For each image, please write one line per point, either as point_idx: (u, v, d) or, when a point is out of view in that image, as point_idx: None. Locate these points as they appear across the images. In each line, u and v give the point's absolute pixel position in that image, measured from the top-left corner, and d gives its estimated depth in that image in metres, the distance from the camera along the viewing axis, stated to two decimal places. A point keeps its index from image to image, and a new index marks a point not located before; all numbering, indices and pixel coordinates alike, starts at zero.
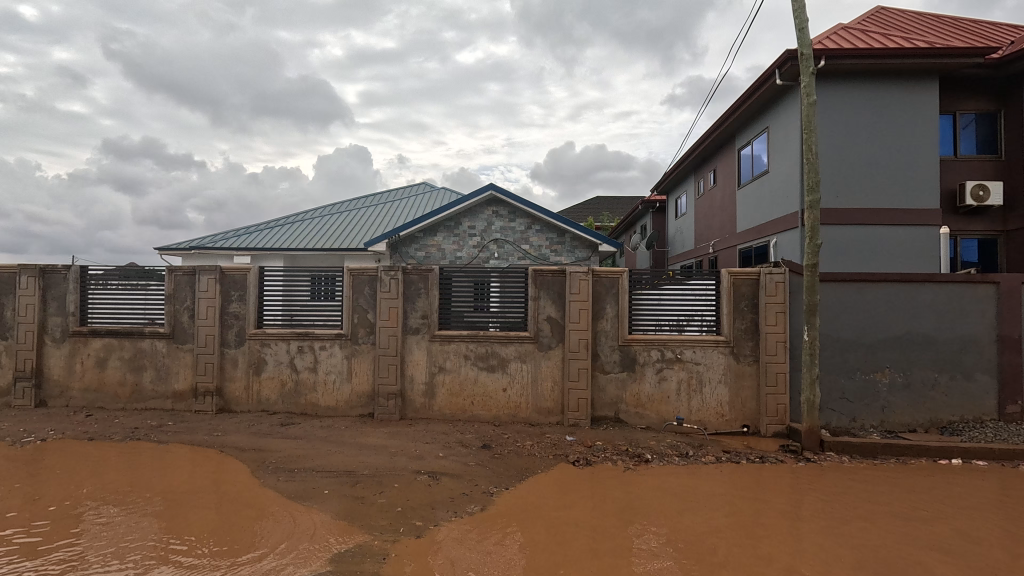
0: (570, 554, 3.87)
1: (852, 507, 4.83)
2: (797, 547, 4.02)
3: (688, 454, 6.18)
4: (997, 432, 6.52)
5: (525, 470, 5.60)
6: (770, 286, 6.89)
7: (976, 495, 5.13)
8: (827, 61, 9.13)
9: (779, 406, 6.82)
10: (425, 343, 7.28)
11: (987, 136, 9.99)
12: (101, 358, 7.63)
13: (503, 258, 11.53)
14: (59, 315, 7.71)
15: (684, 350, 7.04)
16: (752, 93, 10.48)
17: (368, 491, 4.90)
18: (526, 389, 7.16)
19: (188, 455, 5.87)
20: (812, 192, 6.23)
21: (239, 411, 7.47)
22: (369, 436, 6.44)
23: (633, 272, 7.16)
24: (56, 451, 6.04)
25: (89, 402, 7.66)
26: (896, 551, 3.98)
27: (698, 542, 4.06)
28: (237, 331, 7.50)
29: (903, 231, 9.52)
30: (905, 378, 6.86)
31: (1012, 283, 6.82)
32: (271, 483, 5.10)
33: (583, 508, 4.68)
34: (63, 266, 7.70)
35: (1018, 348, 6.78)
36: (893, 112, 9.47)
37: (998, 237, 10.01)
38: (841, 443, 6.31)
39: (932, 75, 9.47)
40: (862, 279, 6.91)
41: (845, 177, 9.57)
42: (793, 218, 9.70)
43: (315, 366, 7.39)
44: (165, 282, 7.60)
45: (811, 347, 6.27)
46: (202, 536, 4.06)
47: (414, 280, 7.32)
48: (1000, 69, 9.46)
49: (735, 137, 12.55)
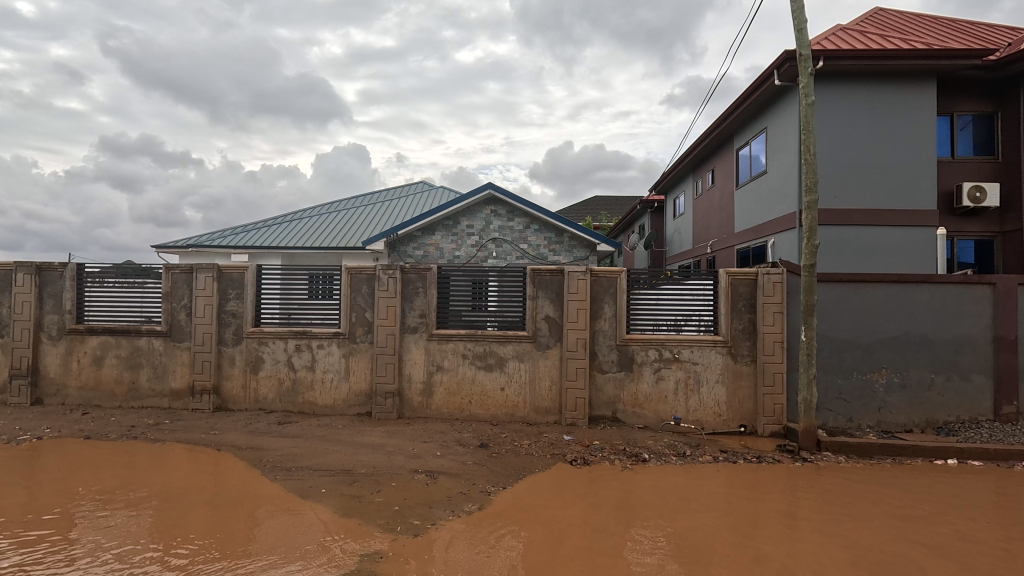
0: (568, 553, 3.87)
1: (848, 507, 4.83)
2: (793, 547, 4.02)
3: (686, 454, 6.19)
4: (993, 432, 6.55)
5: (523, 469, 5.60)
6: (768, 286, 6.91)
7: (972, 496, 5.14)
8: (826, 61, 9.15)
9: (776, 406, 6.84)
10: (423, 343, 7.28)
11: (984, 138, 10.03)
12: (98, 356, 7.61)
13: (501, 258, 11.52)
14: (55, 313, 7.68)
15: (682, 350, 7.05)
16: (751, 94, 10.49)
17: (366, 490, 4.91)
18: (524, 388, 7.16)
19: (186, 454, 5.86)
20: (811, 192, 6.24)
21: (236, 410, 7.46)
22: (367, 435, 6.42)
23: (631, 271, 7.17)
24: (53, 449, 6.03)
25: (85, 400, 7.64)
26: (892, 551, 4.00)
27: (696, 542, 4.07)
28: (235, 329, 7.48)
29: (900, 232, 9.54)
30: (902, 378, 6.88)
31: (1009, 284, 6.84)
32: (269, 482, 5.10)
33: (580, 508, 4.68)
34: (60, 263, 7.68)
35: (1014, 348, 6.81)
36: (892, 113, 9.49)
37: (994, 238, 10.06)
38: (838, 443, 6.33)
39: (930, 77, 9.50)
40: (860, 279, 6.92)
41: (843, 178, 9.59)
42: (790, 219, 9.72)
43: (313, 365, 7.38)
44: (162, 280, 7.58)
45: (809, 347, 6.28)
46: (200, 535, 4.06)
47: (412, 279, 7.32)
48: (998, 71, 9.49)
49: (734, 138, 12.57)
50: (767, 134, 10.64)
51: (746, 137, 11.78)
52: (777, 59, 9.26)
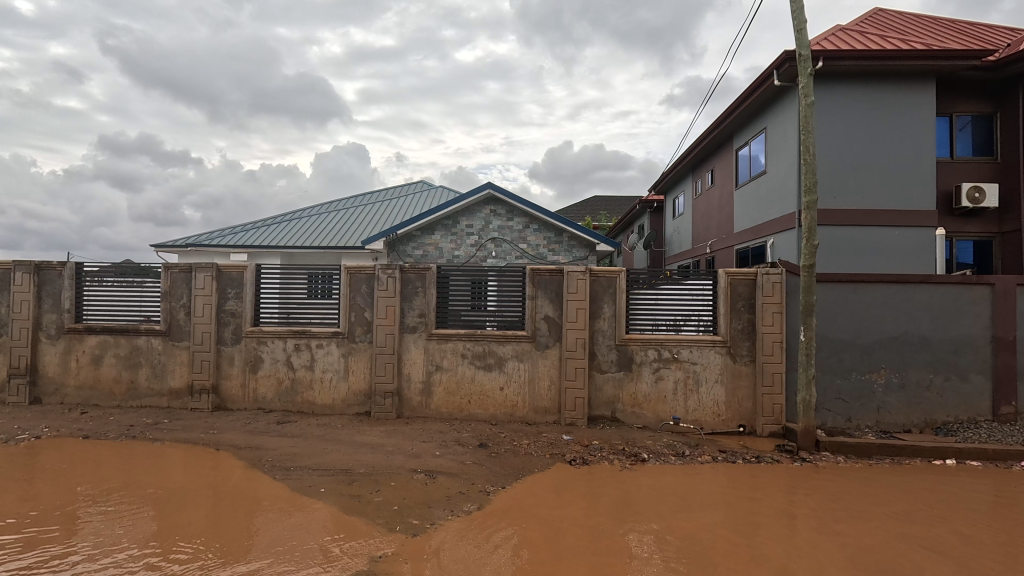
0: (567, 553, 3.88)
1: (847, 507, 4.84)
2: (792, 547, 4.03)
3: (685, 454, 6.19)
4: (992, 432, 6.56)
5: (522, 469, 5.60)
6: (767, 286, 6.91)
7: (971, 496, 5.15)
8: (826, 62, 9.15)
9: (775, 406, 6.84)
10: (422, 342, 7.27)
11: (983, 138, 10.04)
12: (96, 355, 7.60)
13: (500, 257, 11.52)
14: (54, 312, 7.67)
15: (682, 350, 7.05)
16: (750, 94, 10.50)
17: (365, 489, 4.90)
18: (523, 388, 7.16)
19: (185, 453, 5.86)
20: (810, 192, 6.24)
21: (235, 409, 7.46)
22: (366, 435, 6.42)
23: (630, 271, 7.17)
24: (51, 448, 6.03)
25: (84, 399, 7.63)
26: (890, 551, 4.00)
27: (694, 541, 4.08)
28: (234, 328, 7.47)
29: (899, 232, 9.56)
30: (901, 378, 6.89)
31: (1007, 284, 6.85)
32: (268, 482, 5.10)
33: (579, 508, 4.68)
34: (59, 262, 7.67)
35: (1012, 349, 6.82)
36: (891, 113, 9.50)
37: (993, 239, 10.07)
38: (837, 443, 6.34)
39: (929, 77, 9.51)
40: (858, 279, 6.93)
41: (842, 178, 9.60)
42: (790, 219, 9.73)
43: (312, 365, 7.37)
44: (161, 280, 7.57)
45: (808, 347, 6.29)
46: (199, 535, 4.06)
47: (412, 279, 7.31)
48: (997, 71, 9.50)
49: (733, 138, 12.57)
50: (767, 134, 10.64)
51: (746, 137, 11.79)
52: (777, 59, 9.26)
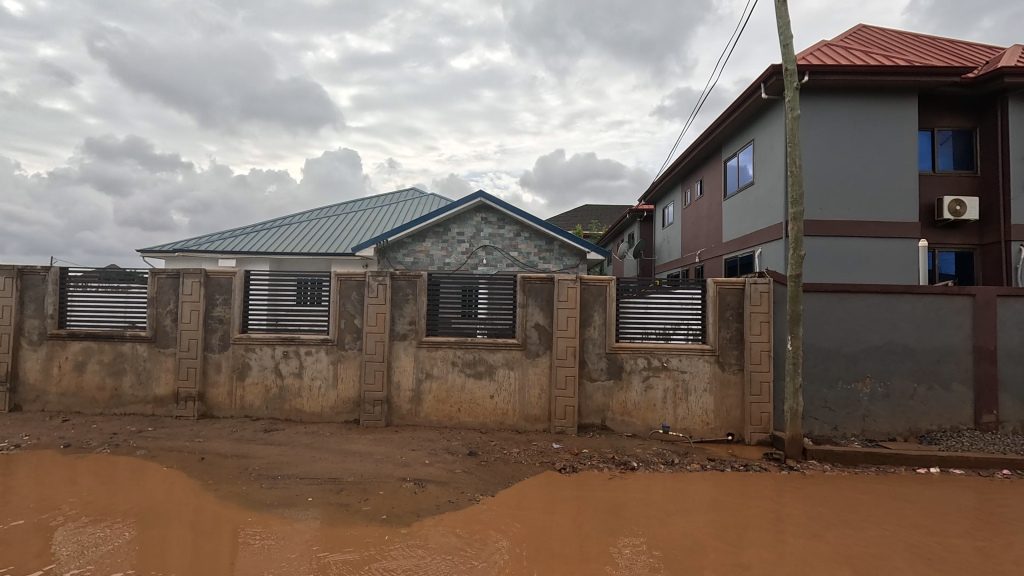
0: (556, 560, 3.89)
1: (832, 513, 4.90)
2: (777, 552, 4.09)
3: (674, 462, 6.22)
4: (973, 440, 6.67)
5: (512, 478, 5.59)
6: (755, 295, 6.99)
7: (954, 504, 5.22)
8: (812, 76, 9.34)
9: (763, 414, 6.91)
10: (411, 350, 7.25)
11: (963, 152, 10.28)
12: (79, 361, 7.49)
13: (491, 265, 11.57)
14: (36, 317, 7.56)
15: (671, 358, 7.09)
16: (739, 105, 10.63)
17: (353, 498, 4.87)
18: (513, 396, 7.16)
19: (168, 463, 5.78)
20: (795, 204, 6.35)
21: (222, 417, 7.37)
22: (355, 443, 6.38)
23: (620, 280, 7.23)
24: (31, 459, 5.90)
25: (66, 407, 7.50)
26: (872, 557, 4.07)
27: (680, 548, 4.11)
28: (221, 334, 7.40)
29: (882, 243, 9.72)
30: (886, 388, 6.99)
31: (988, 295, 6.97)
32: (254, 491, 5.04)
33: (568, 516, 4.67)
34: (43, 267, 7.57)
35: (993, 358, 6.95)
36: (874, 126, 9.70)
37: (974, 250, 10.30)
38: (824, 451, 6.39)
39: (912, 92, 9.72)
40: (843, 289, 7.04)
41: (828, 190, 9.75)
42: (777, 229, 9.84)
43: (301, 372, 7.32)
44: (148, 285, 7.50)
45: (795, 355, 6.37)
46: (179, 550, 3.95)
47: (402, 286, 7.28)
48: (975, 87, 9.74)
49: (722, 148, 12.70)
50: (755, 145, 10.78)
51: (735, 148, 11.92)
52: (765, 73, 9.44)
